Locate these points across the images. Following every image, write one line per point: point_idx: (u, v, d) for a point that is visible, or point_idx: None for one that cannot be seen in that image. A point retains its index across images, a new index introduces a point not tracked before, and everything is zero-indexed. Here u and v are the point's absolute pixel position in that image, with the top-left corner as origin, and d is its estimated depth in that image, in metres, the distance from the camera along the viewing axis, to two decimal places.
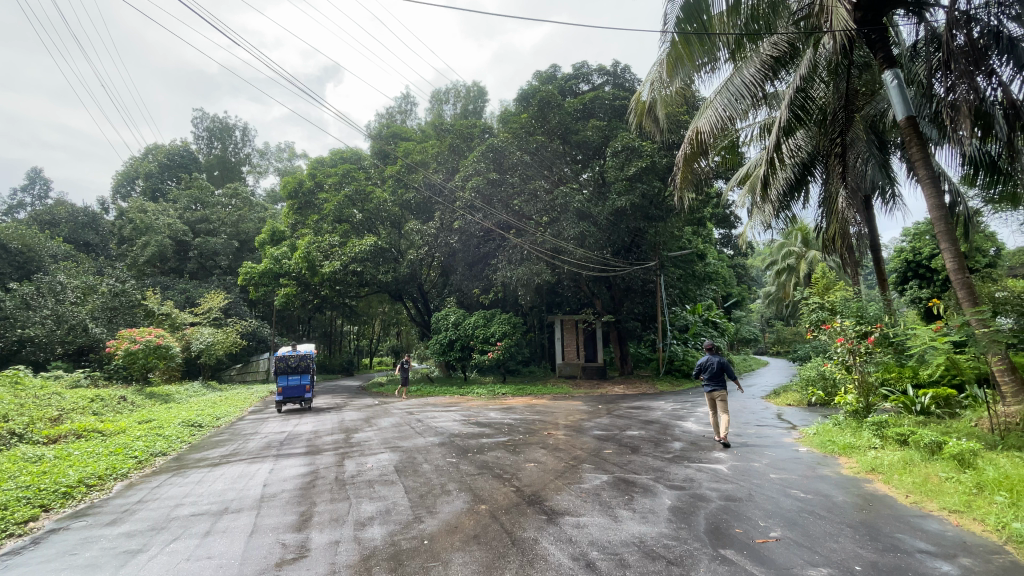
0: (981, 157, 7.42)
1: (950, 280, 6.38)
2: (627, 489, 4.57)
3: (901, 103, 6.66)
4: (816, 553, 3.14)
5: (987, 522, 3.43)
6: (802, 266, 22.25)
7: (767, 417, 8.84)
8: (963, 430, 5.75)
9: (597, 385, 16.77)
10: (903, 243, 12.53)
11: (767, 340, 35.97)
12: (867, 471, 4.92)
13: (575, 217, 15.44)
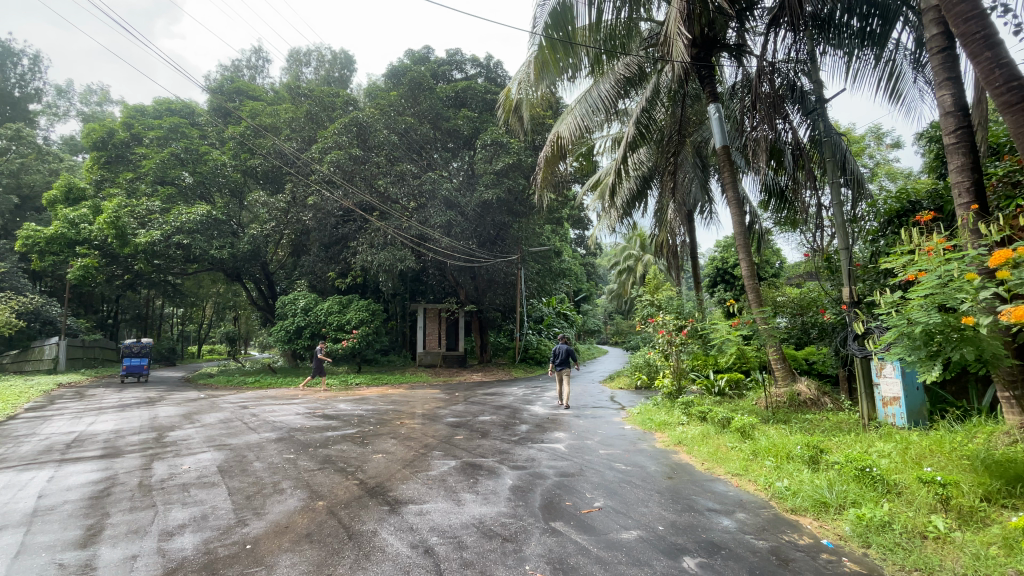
0: (773, 186, 9.10)
1: (745, 285, 7.74)
2: (473, 473, 4.69)
3: (720, 133, 7.85)
4: (629, 517, 3.58)
5: (758, 482, 4.24)
6: (639, 268, 25.20)
7: (602, 399, 9.84)
8: (747, 407, 7.04)
9: (456, 373, 16.98)
10: (716, 252, 14.90)
11: (608, 331, 40.08)
12: (674, 444, 5.76)
13: (442, 204, 15.34)
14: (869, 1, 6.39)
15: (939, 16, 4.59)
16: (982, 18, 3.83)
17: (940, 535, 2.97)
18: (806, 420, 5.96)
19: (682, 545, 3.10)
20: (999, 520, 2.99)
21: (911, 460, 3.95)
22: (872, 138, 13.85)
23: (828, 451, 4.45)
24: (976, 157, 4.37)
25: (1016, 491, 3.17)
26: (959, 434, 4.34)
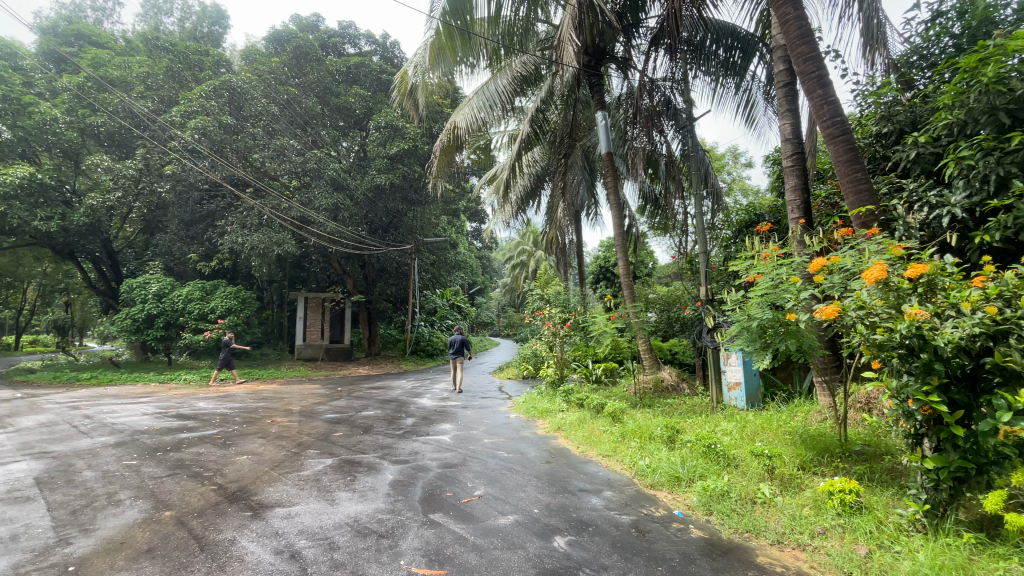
0: (649, 193, 9.97)
1: (623, 282, 8.39)
2: (351, 470, 4.49)
3: (606, 139, 8.38)
4: (507, 503, 3.68)
5: (624, 462, 4.63)
6: (532, 263, 26.07)
7: (490, 389, 10.02)
8: (619, 394, 7.64)
9: (340, 367, 16.10)
10: (600, 251, 15.95)
11: (501, 324, 40.89)
12: (554, 430, 6.07)
13: (328, 186, 14.39)
14: (733, 35, 7.39)
15: (784, 55, 5.35)
16: (816, 60, 4.58)
17: (766, 499, 3.48)
18: (668, 404, 6.65)
19: (554, 525, 3.27)
20: (809, 483, 3.58)
21: (748, 437, 4.58)
22: (731, 157, 15.80)
23: (683, 431, 5.00)
24: (805, 179, 5.18)
25: (823, 459, 3.82)
26: (784, 413, 5.14)
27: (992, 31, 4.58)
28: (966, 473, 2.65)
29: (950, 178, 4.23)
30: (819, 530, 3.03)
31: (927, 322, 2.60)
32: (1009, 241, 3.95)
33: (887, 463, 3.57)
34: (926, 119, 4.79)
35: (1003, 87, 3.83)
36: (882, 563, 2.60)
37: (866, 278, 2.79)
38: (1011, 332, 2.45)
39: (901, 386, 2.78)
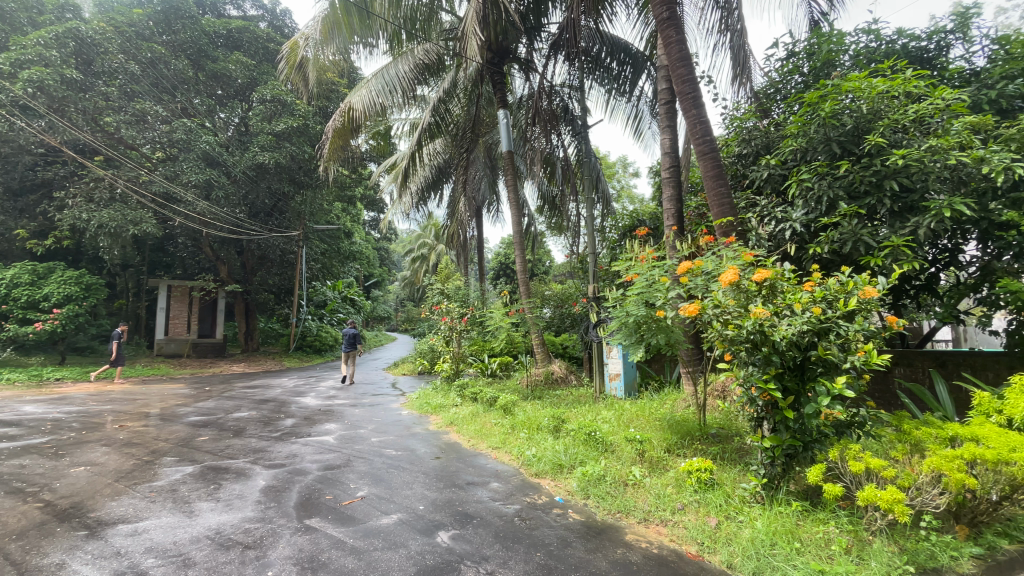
0: (548, 194, 10.30)
1: (519, 279, 8.57)
2: (216, 477, 4.05)
3: (507, 138, 8.48)
4: (391, 502, 3.58)
5: (512, 453, 4.76)
6: (432, 257, 25.69)
7: (383, 386, 9.69)
8: (512, 387, 7.85)
9: (211, 364, 14.48)
10: (500, 248, 16.21)
11: (398, 319, 39.71)
12: (446, 425, 6.05)
13: (200, 160, 12.85)
14: (625, 51, 7.87)
15: (666, 75, 5.83)
16: (692, 83, 5.06)
17: (637, 481, 3.79)
18: (556, 395, 6.96)
19: (439, 521, 3.25)
20: (673, 464, 3.96)
21: (624, 423, 4.95)
22: (622, 165, 17.00)
23: (567, 420, 5.25)
24: (680, 190, 5.71)
25: (685, 441, 4.24)
26: (656, 401, 5.65)
27: (832, 72, 5.47)
28: (794, 449, 3.11)
29: (792, 197, 4.92)
30: (679, 506, 3.36)
31: (769, 320, 2.99)
32: (833, 253, 4.71)
33: (736, 444, 4.07)
34: (777, 145, 5.53)
35: (834, 122, 4.54)
36: (728, 531, 2.95)
37: (723, 281, 3.14)
38: (830, 329, 2.91)
39: (747, 376, 3.17)
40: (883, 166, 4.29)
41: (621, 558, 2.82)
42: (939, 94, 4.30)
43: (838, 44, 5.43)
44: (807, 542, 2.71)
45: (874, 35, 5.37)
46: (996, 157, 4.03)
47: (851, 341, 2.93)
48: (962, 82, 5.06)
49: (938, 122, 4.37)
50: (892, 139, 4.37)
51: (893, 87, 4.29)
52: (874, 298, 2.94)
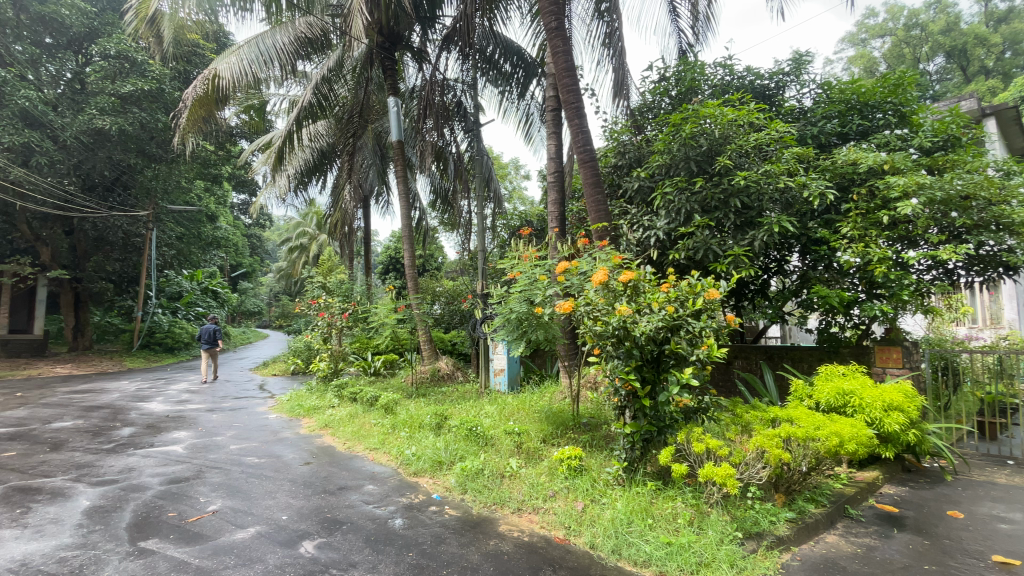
0: (439, 188, 10.18)
1: (406, 273, 8.34)
2: (20, 501, 3.34)
3: (396, 126, 8.20)
4: (249, 514, 3.26)
5: (391, 453, 4.62)
6: (313, 248, 23.97)
7: (249, 388, 8.78)
8: (395, 386, 7.62)
9: (22, 365, 11.92)
10: (389, 241, 15.67)
11: (271, 314, 36.38)
12: (320, 428, 5.69)
13: (13, 117, 10.53)
14: (518, 55, 8.07)
15: (553, 83, 6.09)
16: (576, 93, 5.33)
17: (513, 472, 3.89)
18: (441, 392, 6.92)
19: (303, 530, 3.03)
20: (547, 453, 4.15)
21: (505, 417, 5.06)
22: (514, 166, 17.43)
23: (450, 417, 5.22)
24: (563, 193, 5.99)
25: (560, 431, 4.47)
26: (536, 395, 5.88)
27: (695, 98, 6.15)
28: (650, 434, 3.44)
29: (658, 207, 5.44)
30: (551, 493, 3.53)
31: (631, 317, 3.28)
32: (690, 259, 5.30)
33: (604, 431, 4.39)
34: (647, 159, 6.07)
35: (693, 143, 5.11)
36: (592, 514, 3.17)
37: (594, 280, 3.38)
38: (681, 326, 3.27)
39: (612, 368, 3.44)
40: (730, 185, 4.92)
41: (493, 549, 2.88)
42: (774, 127, 5.02)
43: (700, 73, 6.10)
44: (658, 517, 3.01)
45: (729, 70, 6.13)
46: (813, 183, 4.82)
47: (698, 336, 3.31)
48: (792, 119, 6.00)
49: (773, 150, 5.11)
50: (737, 162, 5.03)
51: (739, 117, 4.93)
52: (716, 299, 3.35)
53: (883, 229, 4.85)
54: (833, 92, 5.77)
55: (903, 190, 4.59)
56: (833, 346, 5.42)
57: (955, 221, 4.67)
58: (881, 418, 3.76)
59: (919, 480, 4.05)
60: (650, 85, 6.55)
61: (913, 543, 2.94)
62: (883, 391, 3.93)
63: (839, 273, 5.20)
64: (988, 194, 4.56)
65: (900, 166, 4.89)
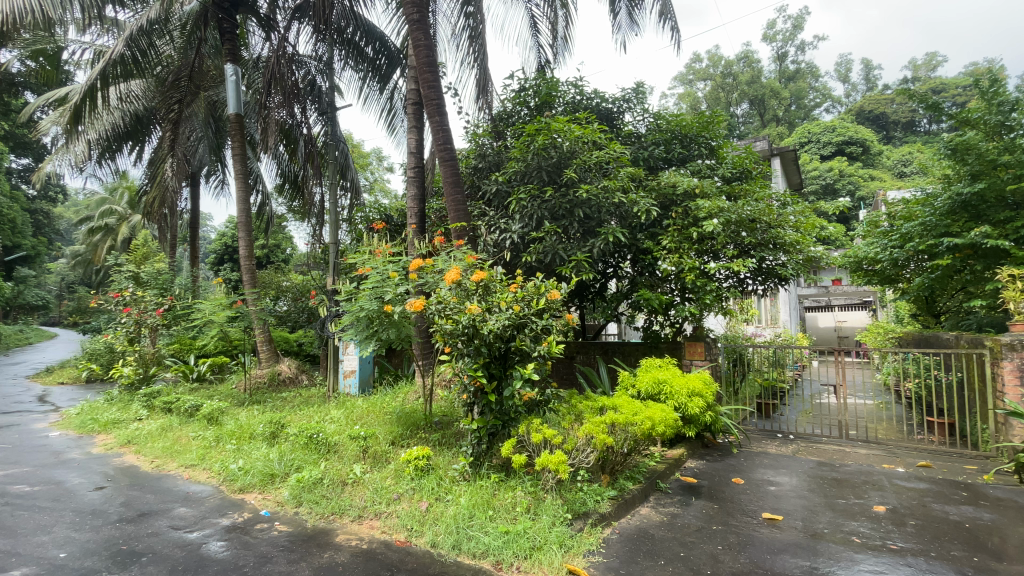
0: (287, 172, 9.32)
1: (241, 264, 7.44)
2: None
3: (235, 99, 7.28)
4: (9, 556, 2.62)
5: (213, 469, 4.10)
6: (124, 230, 20.09)
7: (20, 400, 7.03)
8: (223, 392, 6.76)
9: None
10: (226, 228, 13.89)
11: (61, 309, 29.55)
12: (120, 445, 4.82)
13: None
14: (380, 42, 7.75)
15: (413, 76, 5.97)
16: (437, 90, 5.30)
17: (356, 478, 3.71)
18: (281, 398, 6.31)
19: (89, 569, 2.52)
20: (395, 456, 4.05)
21: (351, 422, 4.81)
22: (376, 158, 16.75)
23: (288, 424, 4.80)
24: (422, 190, 5.92)
25: (410, 432, 4.40)
26: (387, 396, 5.71)
27: (548, 111, 6.55)
28: (496, 428, 3.58)
29: (513, 211, 5.68)
30: (395, 495, 3.44)
31: (480, 315, 3.35)
32: (540, 262, 5.64)
33: (454, 428, 4.45)
34: (505, 164, 6.30)
35: (545, 153, 5.45)
36: (435, 512, 3.16)
37: (447, 279, 3.39)
38: (526, 324, 3.44)
39: (461, 366, 3.49)
40: (575, 196, 5.34)
41: (327, 562, 2.71)
42: (614, 147, 5.58)
43: (554, 89, 6.53)
44: (499, 508, 3.13)
45: (579, 89, 6.66)
46: (641, 201, 5.38)
47: (541, 333, 3.52)
48: (630, 141, 6.76)
49: (612, 168, 5.68)
50: (582, 175, 5.49)
51: (586, 135, 5.37)
52: (557, 299, 3.60)
53: (694, 244, 5.72)
54: (662, 121, 6.64)
55: (708, 211, 5.47)
56: (655, 341, 6.32)
57: (745, 240, 5.71)
58: (686, 402, 4.43)
59: (713, 454, 4.87)
60: (510, 94, 6.81)
61: (706, 508, 3.51)
62: (688, 379, 4.63)
63: (661, 279, 5.99)
64: (766, 219, 5.68)
65: (707, 191, 5.81)
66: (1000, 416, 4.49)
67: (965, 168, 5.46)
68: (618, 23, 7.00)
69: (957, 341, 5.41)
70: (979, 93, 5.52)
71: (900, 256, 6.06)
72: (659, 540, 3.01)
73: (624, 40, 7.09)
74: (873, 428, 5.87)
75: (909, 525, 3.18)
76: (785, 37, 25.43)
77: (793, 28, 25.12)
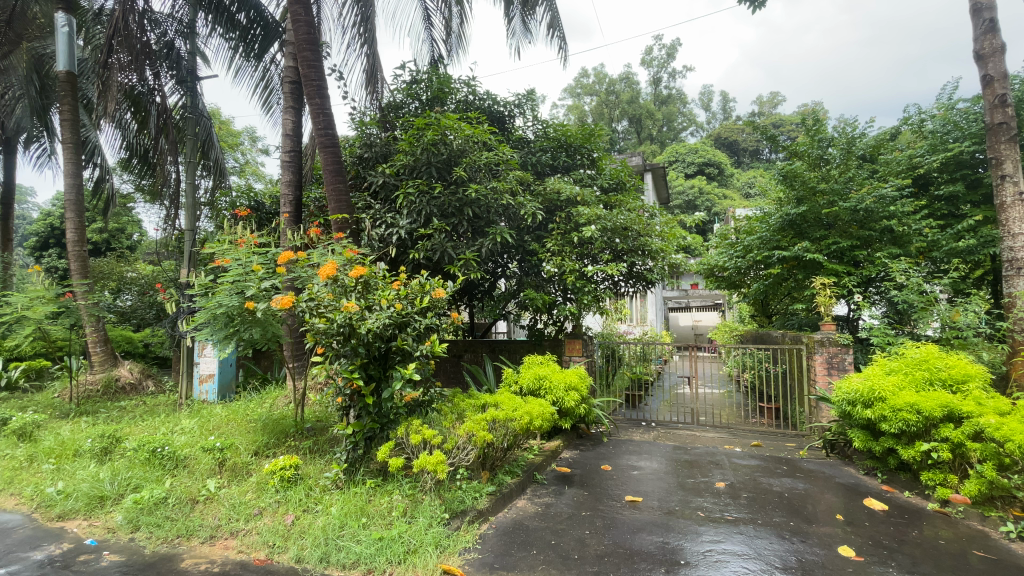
0: (136, 146, 8.03)
1: (68, 250, 6.24)
2: None
3: (66, 53, 6.10)
4: None
5: (23, 495, 3.43)
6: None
7: None
8: (40, 403, 5.65)
9: None
10: (51, 206, 11.63)
11: None
12: None
13: None
14: (256, 10, 6.71)
15: (293, 53, 5.49)
16: (318, 71, 4.93)
17: (209, 495, 3.31)
18: (118, 408, 5.43)
19: None
20: (258, 467, 3.69)
21: (206, 432, 4.29)
22: (247, 138, 15.17)
23: (127, 437, 4.16)
24: (299, 178, 5.48)
25: (277, 440, 4.05)
26: (252, 401, 5.20)
27: (440, 107, 6.46)
28: (373, 432, 3.43)
29: (400, 206, 5.49)
30: (255, 511, 3.13)
31: (358, 313, 3.18)
32: (427, 259, 5.54)
33: (329, 433, 4.18)
34: (392, 157, 6.08)
35: (435, 149, 5.36)
36: (302, 525, 2.94)
37: (321, 274, 3.16)
38: (408, 323, 3.34)
39: (336, 368, 3.28)
40: (464, 195, 5.33)
41: None
42: (503, 149, 5.67)
43: (447, 86, 6.47)
44: (374, 515, 3.00)
45: (472, 89, 6.67)
46: (528, 203, 5.53)
47: (424, 333, 3.44)
48: (520, 145, 6.95)
49: (501, 170, 5.76)
50: (471, 174, 5.49)
51: (476, 134, 5.38)
52: (442, 298, 3.55)
53: (575, 248, 6.04)
54: (550, 129, 6.93)
55: (588, 218, 5.81)
56: (538, 339, 6.60)
57: (619, 246, 6.18)
58: (563, 396, 4.67)
59: (586, 444, 5.20)
60: (401, 85, 6.60)
61: (577, 496, 3.73)
62: (565, 374, 4.88)
63: (545, 279, 6.24)
64: (637, 228, 6.19)
65: (587, 199, 6.18)
66: (811, 401, 5.41)
67: (792, 193, 6.49)
68: (512, 28, 7.15)
69: (783, 338, 6.41)
70: (806, 130, 6.64)
71: (743, 265, 7.01)
72: (532, 530, 3.13)
73: (517, 45, 7.26)
74: (719, 414, 6.74)
75: (742, 497, 3.70)
76: (659, 63, 28.10)
77: (667, 56, 27.85)
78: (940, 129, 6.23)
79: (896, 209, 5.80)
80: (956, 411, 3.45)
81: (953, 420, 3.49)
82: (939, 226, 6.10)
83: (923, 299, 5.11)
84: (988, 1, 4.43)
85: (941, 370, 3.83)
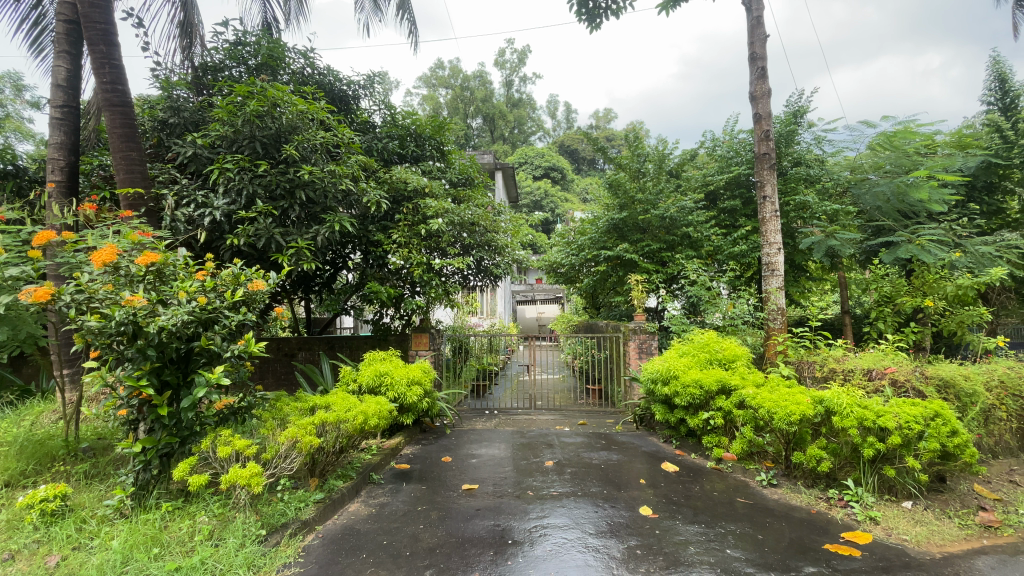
0: None
1: None
2: None
3: None
4: None
5: None
6: None
7: None
8: None
9: None
10: None
11: None
12: None
13: None
14: None
15: None
16: (105, 12, 4.00)
17: None
18: None
19: None
20: (9, 502, 2.89)
21: None
22: (7, 84, 11.79)
23: None
24: (76, 140, 4.44)
25: (40, 467, 3.23)
26: (4, 419, 4.04)
27: (271, 76, 5.78)
28: (170, 448, 2.94)
29: (215, 184, 4.80)
30: (3, 557, 2.43)
31: (146, 309, 2.68)
32: (250, 247, 4.93)
33: (114, 453, 3.48)
34: (205, 126, 5.26)
35: (260, 122, 4.77)
36: (71, 566, 2.38)
37: (94, 260, 2.58)
38: (216, 319, 2.92)
39: (118, 374, 2.72)
40: (296, 176, 4.83)
41: None
42: (343, 131, 5.30)
43: (280, 54, 5.81)
44: (171, 542, 2.56)
45: (309, 61, 6.11)
46: (370, 191, 5.26)
47: (236, 331, 3.04)
48: (363, 130, 6.57)
49: (340, 154, 5.39)
50: (305, 155, 5.01)
51: (310, 111, 4.93)
52: (260, 291, 3.18)
53: (422, 240, 5.93)
54: (397, 116, 6.69)
55: (435, 211, 5.72)
56: (383, 334, 6.37)
57: (466, 240, 6.25)
58: (404, 392, 4.58)
59: (429, 437, 5.19)
60: (222, 45, 5.75)
61: (414, 491, 3.69)
62: (407, 369, 4.79)
63: (390, 272, 5.99)
64: (483, 224, 6.34)
65: (436, 192, 6.08)
66: (626, 381, 6.13)
67: (619, 198, 7.27)
68: (361, 2, 6.74)
69: (607, 327, 7.20)
70: (629, 143, 7.49)
71: (577, 262, 7.72)
72: (364, 534, 3.00)
73: (366, 22, 6.86)
74: (554, 398, 7.30)
75: (568, 472, 4.05)
76: (511, 67, 29.23)
77: (518, 60, 29.10)
78: (726, 154, 7.55)
79: (693, 218, 6.85)
80: (727, 384, 4.22)
81: (725, 393, 4.26)
82: (724, 233, 7.41)
83: (709, 294, 6.19)
84: (762, 52, 5.46)
85: (718, 351, 4.65)
